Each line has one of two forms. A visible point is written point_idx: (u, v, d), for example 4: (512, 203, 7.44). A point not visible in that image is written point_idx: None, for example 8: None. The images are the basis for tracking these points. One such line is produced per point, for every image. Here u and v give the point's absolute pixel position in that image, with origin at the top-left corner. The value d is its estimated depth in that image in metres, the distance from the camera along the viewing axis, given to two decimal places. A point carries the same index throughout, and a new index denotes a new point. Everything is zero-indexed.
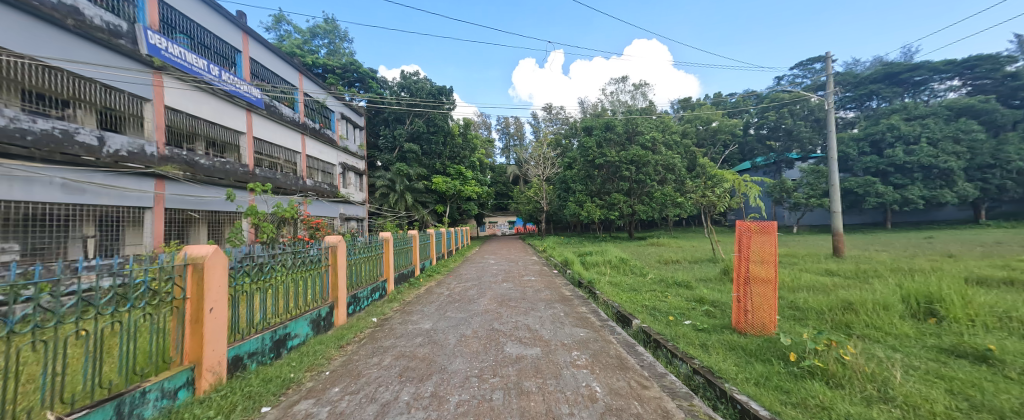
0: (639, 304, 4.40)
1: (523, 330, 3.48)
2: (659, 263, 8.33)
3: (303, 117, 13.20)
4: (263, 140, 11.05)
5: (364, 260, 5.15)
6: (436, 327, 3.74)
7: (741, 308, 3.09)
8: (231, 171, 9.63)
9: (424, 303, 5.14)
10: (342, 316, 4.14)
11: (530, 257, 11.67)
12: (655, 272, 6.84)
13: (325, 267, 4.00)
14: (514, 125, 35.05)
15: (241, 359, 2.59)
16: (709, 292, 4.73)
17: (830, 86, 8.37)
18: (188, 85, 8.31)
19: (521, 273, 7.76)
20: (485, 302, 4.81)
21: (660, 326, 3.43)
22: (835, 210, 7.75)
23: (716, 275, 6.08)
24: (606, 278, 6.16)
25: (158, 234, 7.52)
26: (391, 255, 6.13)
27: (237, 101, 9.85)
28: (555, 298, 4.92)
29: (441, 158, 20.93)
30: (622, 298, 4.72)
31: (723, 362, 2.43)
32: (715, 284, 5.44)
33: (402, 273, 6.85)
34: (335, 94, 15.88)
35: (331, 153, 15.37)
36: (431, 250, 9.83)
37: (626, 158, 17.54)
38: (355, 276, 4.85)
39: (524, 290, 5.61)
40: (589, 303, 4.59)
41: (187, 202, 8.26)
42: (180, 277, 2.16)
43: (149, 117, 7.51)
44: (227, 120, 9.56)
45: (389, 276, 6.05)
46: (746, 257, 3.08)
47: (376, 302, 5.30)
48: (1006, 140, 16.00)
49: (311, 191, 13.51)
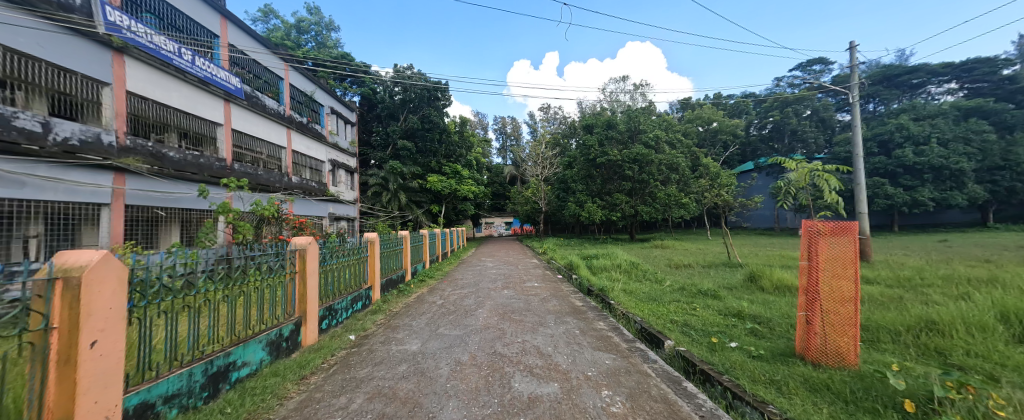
0: (665, 318, 3.74)
1: (533, 355, 2.80)
2: (670, 267, 7.72)
3: (288, 110, 12.44)
4: (243, 133, 10.25)
5: (345, 265, 4.43)
6: (425, 350, 3.04)
7: (811, 332, 2.44)
8: (205, 165, 8.84)
9: (413, 315, 4.43)
10: (312, 334, 3.41)
11: (530, 260, 11.02)
12: (671, 278, 6.20)
13: (291, 275, 3.27)
14: (511, 125, 34.52)
15: (152, 407, 1.87)
16: (745, 304, 4.08)
17: (852, 78, 7.84)
18: (154, 68, 7.52)
19: (523, 278, 7.10)
20: (484, 315, 4.12)
21: (703, 351, 2.76)
22: (862, 211, 7.15)
23: (742, 282, 5.46)
24: (618, 285, 5.51)
25: (117, 233, 6.70)
26: (378, 259, 5.40)
27: (213, 89, 9.06)
28: (566, 309, 4.28)
29: (437, 156, 20.23)
30: (645, 311, 4.05)
31: (814, 412, 1.78)
32: (746, 293, 4.80)
33: (390, 278, 6.10)
34: (326, 88, 15.08)
35: (320, 149, 14.58)
36: (425, 252, 9.12)
37: (628, 157, 16.93)
38: (332, 284, 4.12)
39: (528, 300, 4.92)
40: (606, 317, 3.93)
41: (154, 198, 7.46)
42: (40, 299, 1.43)
43: (108, 104, 6.72)
44: (202, 111, 8.78)
45: (376, 283, 5.33)
46: (819, 266, 2.42)
47: (358, 313, 4.58)
48: (1014, 142, 15.72)
49: (297, 189, 12.73)
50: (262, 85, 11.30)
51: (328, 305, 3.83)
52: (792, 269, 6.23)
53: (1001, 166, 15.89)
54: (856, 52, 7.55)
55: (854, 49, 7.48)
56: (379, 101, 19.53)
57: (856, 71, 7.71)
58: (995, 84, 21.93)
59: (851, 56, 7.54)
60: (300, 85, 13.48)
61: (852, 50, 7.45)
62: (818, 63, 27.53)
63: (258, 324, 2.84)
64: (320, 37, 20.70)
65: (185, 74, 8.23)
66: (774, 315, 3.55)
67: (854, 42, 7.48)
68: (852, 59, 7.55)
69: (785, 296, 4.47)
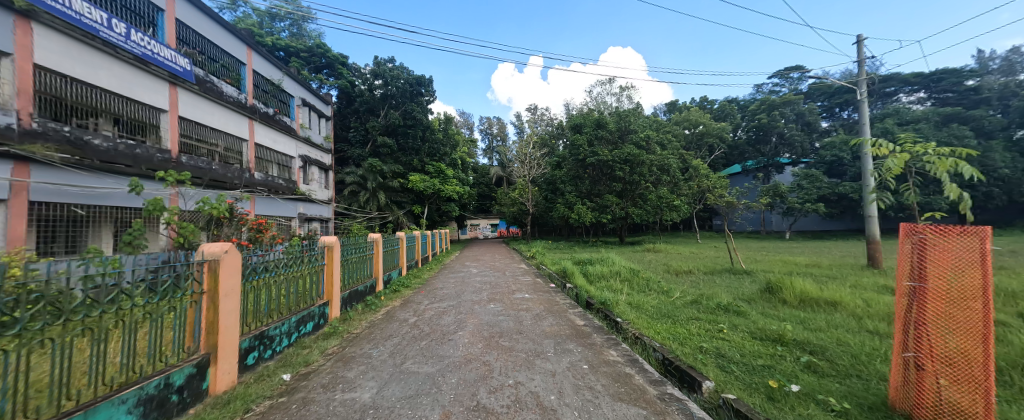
0: (690, 345, 3.01)
1: (531, 409, 2.01)
2: (671, 275, 7.09)
3: (250, 99, 11.21)
4: (192, 121, 8.98)
5: (290, 279, 3.47)
6: (380, 401, 2.19)
7: (933, 385, 1.70)
8: (143, 157, 7.59)
9: (376, 339, 3.56)
10: (226, 376, 2.47)
11: (519, 266, 10.21)
12: (678, 288, 5.52)
13: (195, 297, 2.30)
14: (497, 125, 33.79)
15: None
16: (781, 325, 3.39)
17: (857, 73, 7.47)
18: (71, 38, 6.26)
19: (511, 288, 6.28)
20: (465, 341, 3.29)
21: (761, 402, 2.02)
22: (870, 214, 6.89)
23: (758, 294, 4.83)
24: (622, 297, 4.78)
25: (18, 235, 5.45)
26: (338, 268, 4.46)
27: (154, 69, 7.82)
28: (567, 332, 3.49)
29: (419, 155, 19.25)
30: (662, 334, 3.32)
31: None
32: (768, 308, 4.16)
33: (356, 290, 5.18)
34: (294, 76, 13.80)
35: (288, 143, 13.33)
36: (401, 257, 8.17)
37: (619, 157, 16.36)
38: (270, 302, 3.18)
39: (519, 318, 4.11)
40: (617, 343, 3.18)
41: (72, 194, 6.21)
42: None
43: (8, 78, 5.48)
44: (140, 94, 7.55)
45: (336, 298, 4.36)
46: (937, 288, 1.72)
47: (309, 337, 3.65)
48: (990, 148, 16.20)
49: (260, 187, 11.51)
50: (218, 70, 10.08)
51: (259, 332, 2.88)
52: (806, 278, 5.67)
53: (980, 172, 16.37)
54: (863, 46, 7.16)
55: (861, 43, 7.11)
56: (357, 94, 18.37)
57: (863, 66, 7.32)
58: (961, 95, 22.79)
59: (858, 51, 7.17)
60: (264, 72, 12.19)
61: (859, 44, 7.06)
62: (797, 71, 28.05)
63: (128, 373, 1.87)
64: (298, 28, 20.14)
65: (116, 49, 7.01)
66: (823, 342, 2.86)
67: (861, 34, 7.09)
68: (859, 54, 7.16)
69: (818, 313, 3.84)
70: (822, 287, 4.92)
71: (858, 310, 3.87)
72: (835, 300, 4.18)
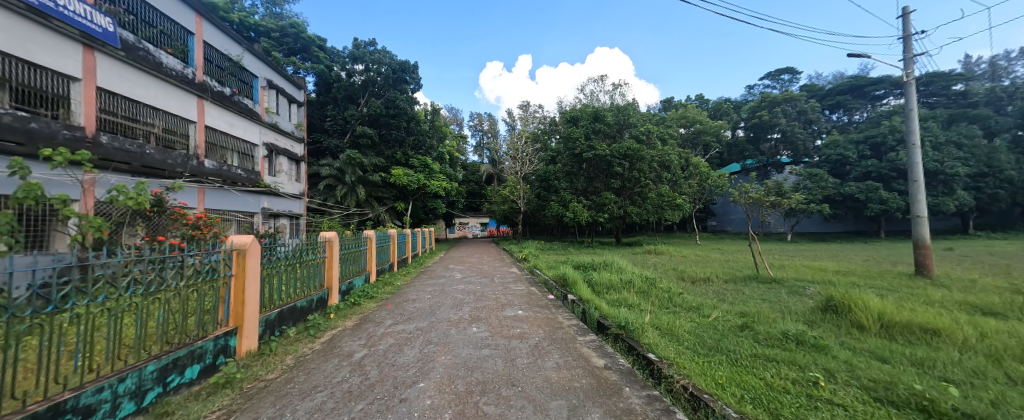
0: (785, 416, 1.83)
1: None
2: (689, 284, 6.03)
3: (198, 74, 9.65)
4: (116, 92, 7.41)
5: (147, 306, 2.16)
6: None
7: None
8: (41, 133, 6.07)
9: (283, 400, 2.24)
10: None
11: (508, 270, 9.00)
12: (708, 304, 4.41)
13: None
14: (487, 121, 32.47)
15: None
16: (902, 373, 2.27)
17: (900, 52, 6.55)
18: None
19: (502, 300, 5.10)
20: (430, 404, 2.07)
21: None
22: (919, 214, 6.01)
23: (818, 315, 3.76)
24: (645, 318, 3.64)
25: None
26: (256, 281, 3.15)
27: (57, 22, 6.24)
28: (584, 385, 2.29)
29: (404, 147, 17.82)
30: (727, 387, 2.18)
31: None
32: (849, 338, 3.07)
33: (297, 307, 3.93)
34: (257, 52, 12.22)
35: (250, 128, 11.76)
36: (370, 260, 6.83)
37: (618, 152, 15.24)
38: (96, 344, 1.88)
39: (512, 352, 2.94)
40: (666, 409, 2.00)
41: None
42: None
43: None
44: (39, 54, 6.02)
45: (251, 324, 3.09)
46: None
47: (186, 390, 2.38)
48: (996, 150, 16.61)
49: (212, 176, 9.99)
50: (156, 37, 8.54)
51: (47, 405, 1.57)
52: (864, 290, 4.65)
53: (985, 173, 16.81)
54: (908, 21, 6.24)
55: (905, 18, 6.22)
56: (334, 79, 16.88)
57: (908, 45, 6.39)
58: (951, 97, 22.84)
59: (902, 26, 6.26)
60: (219, 45, 10.61)
61: (905, 17, 6.16)
62: (789, 72, 27.89)
63: None
64: (275, 8, 18.44)
65: None
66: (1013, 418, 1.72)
67: (906, 8, 6.19)
68: (903, 30, 6.26)
69: (929, 348, 2.75)
70: (897, 304, 3.90)
71: (978, 343, 2.80)
72: (934, 326, 3.10)
